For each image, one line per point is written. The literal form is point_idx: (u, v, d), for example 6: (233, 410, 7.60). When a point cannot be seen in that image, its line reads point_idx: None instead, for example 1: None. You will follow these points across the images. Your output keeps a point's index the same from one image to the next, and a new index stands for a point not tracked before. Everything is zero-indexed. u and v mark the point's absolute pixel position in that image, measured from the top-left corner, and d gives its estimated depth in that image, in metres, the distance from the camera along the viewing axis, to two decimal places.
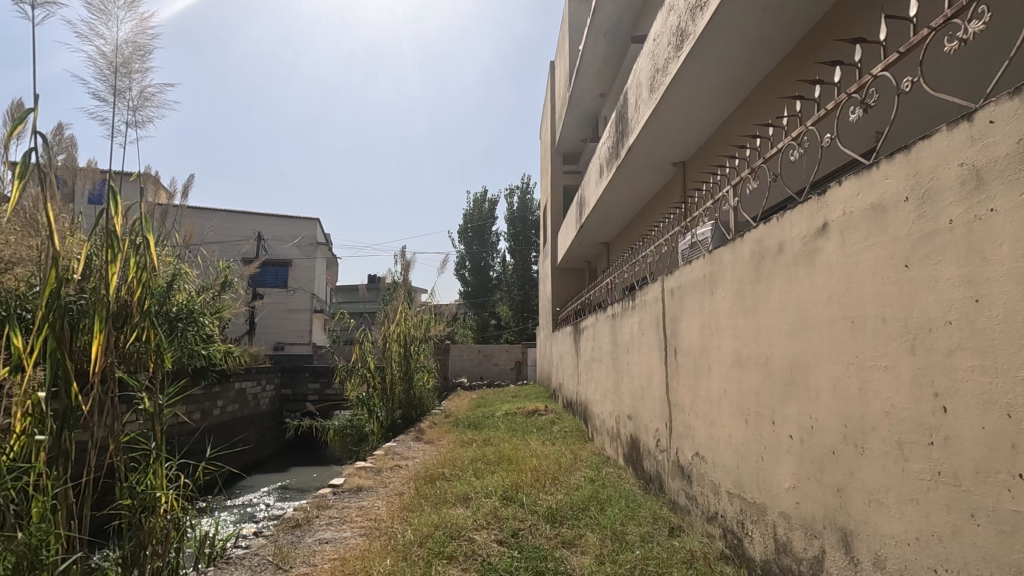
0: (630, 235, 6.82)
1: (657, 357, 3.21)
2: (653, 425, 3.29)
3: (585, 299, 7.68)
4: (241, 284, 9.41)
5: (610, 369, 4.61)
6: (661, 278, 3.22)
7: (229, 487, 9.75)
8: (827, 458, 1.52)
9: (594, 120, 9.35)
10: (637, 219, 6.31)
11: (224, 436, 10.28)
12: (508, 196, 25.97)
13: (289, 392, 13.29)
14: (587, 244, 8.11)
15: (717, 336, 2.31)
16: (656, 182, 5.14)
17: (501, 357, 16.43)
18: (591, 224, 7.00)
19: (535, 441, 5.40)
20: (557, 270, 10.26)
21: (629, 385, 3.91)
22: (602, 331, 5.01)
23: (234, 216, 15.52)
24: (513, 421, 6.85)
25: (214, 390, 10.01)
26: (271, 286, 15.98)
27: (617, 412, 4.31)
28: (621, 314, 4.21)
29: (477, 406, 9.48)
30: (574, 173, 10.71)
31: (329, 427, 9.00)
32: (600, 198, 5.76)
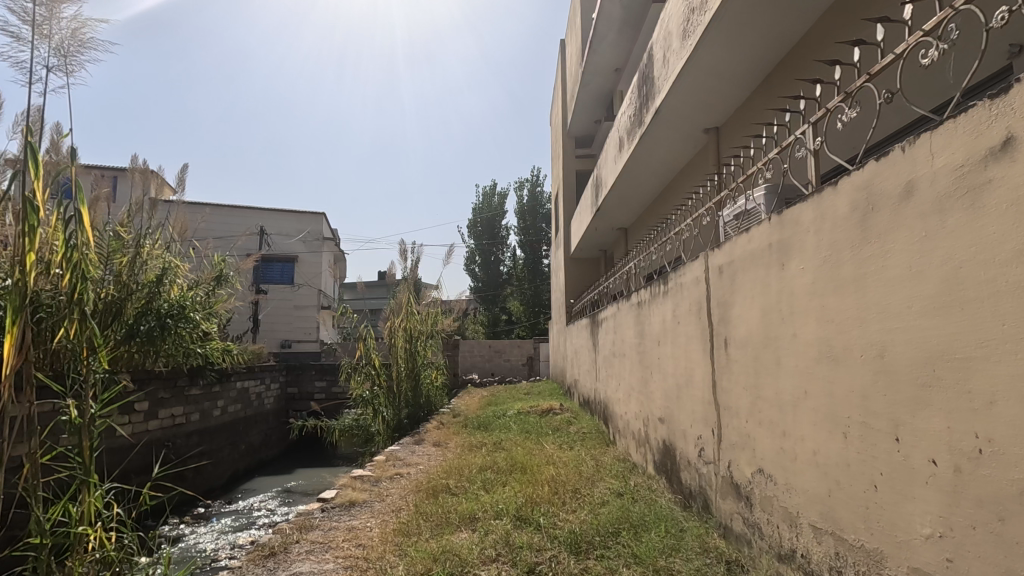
0: (653, 217, 6.32)
1: (699, 350, 2.68)
2: (694, 431, 2.76)
3: (602, 289, 7.16)
4: (239, 278, 8.86)
5: (635, 365, 4.08)
6: (702, 255, 2.68)
7: (228, 492, 9.36)
8: (1012, 501, 0.99)
9: (609, 99, 8.79)
10: (661, 199, 5.83)
11: (225, 438, 9.88)
12: (518, 189, 25.45)
13: (295, 391, 12.89)
14: (603, 231, 7.58)
15: (791, 321, 1.77)
16: (684, 155, 4.64)
17: (512, 353, 15.92)
18: (607, 207, 6.49)
19: (551, 444, 4.89)
20: (571, 260, 9.74)
21: (660, 382, 3.38)
22: (624, 321, 4.47)
23: (237, 211, 15.13)
24: (527, 422, 6.34)
25: (214, 390, 9.63)
26: (276, 282, 15.64)
27: (646, 414, 3.78)
28: (649, 301, 3.67)
29: (488, 405, 8.99)
30: (587, 158, 10.14)
31: (334, 428, 8.49)
32: (620, 176, 5.25)
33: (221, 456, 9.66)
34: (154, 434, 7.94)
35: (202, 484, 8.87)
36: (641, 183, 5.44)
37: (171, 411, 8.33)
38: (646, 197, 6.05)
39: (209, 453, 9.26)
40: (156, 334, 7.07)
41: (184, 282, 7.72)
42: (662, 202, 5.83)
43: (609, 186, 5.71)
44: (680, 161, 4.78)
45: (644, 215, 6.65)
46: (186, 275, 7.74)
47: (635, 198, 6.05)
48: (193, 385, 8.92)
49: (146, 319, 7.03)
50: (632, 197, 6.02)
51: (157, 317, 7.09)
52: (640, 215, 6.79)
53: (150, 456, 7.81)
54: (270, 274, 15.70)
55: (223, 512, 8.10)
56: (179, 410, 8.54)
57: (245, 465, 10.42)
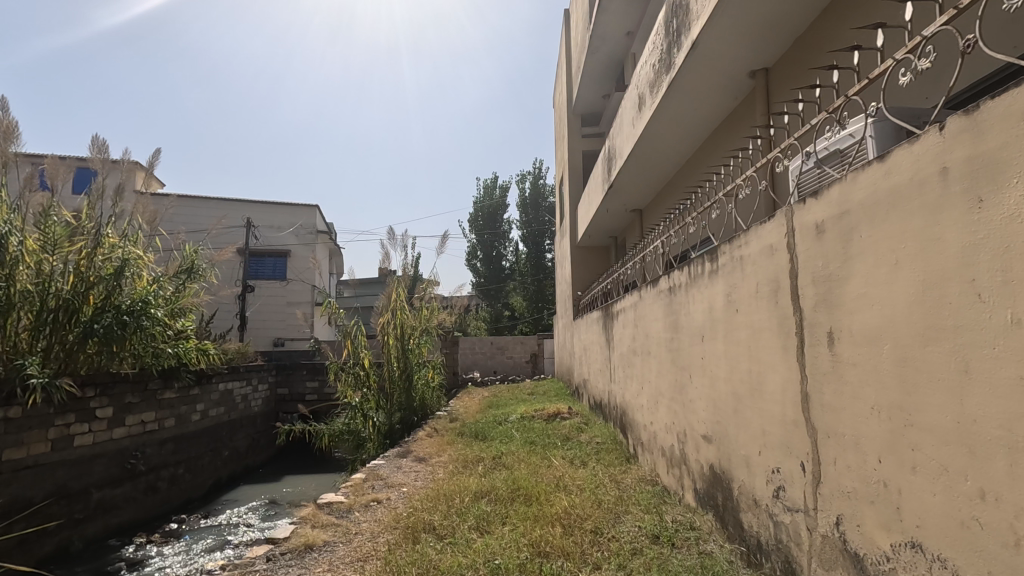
0: (677, 192, 5.55)
1: (773, 349, 1.90)
2: (766, 461, 1.98)
3: (615, 278, 6.37)
4: (215, 271, 7.87)
5: (665, 365, 3.31)
6: (778, 214, 1.89)
7: (208, 503, 8.64)
8: None
9: (619, 69, 7.98)
10: (689, 168, 5.07)
11: (206, 445, 9.16)
12: (521, 181, 24.67)
13: (285, 392, 12.20)
14: (616, 213, 6.80)
15: (1005, 300, 1.00)
16: (724, 107, 3.87)
17: (515, 350, 15.15)
18: (622, 182, 5.68)
19: (560, 460, 4.13)
20: (577, 249, 8.94)
21: (704, 390, 2.61)
22: (649, 311, 3.70)
23: (223, 204, 14.40)
24: (532, 429, 5.59)
25: (193, 393, 8.90)
26: (267, 278, 14.91)
27: (681, 428, 3.02)
28: (685, 286, 2.89)
29: (487, 407, 8.23)
30: (594, 138, 9.31)
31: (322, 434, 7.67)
32: (640, 140, 4.47)
33: (202, 465, 8.93)
34: (121, 443, 7.19)
35: (178, 496, 8.15)
36: (667, 147, 4.66)
37: (142, 417, 7.60)
38: (670, 167, 5.27)
39: (186, 462, 8.50)
40: (116, 332, 6.24)
41: (149, 275, 6.96)
42: (690, 172, 5.05)
43: (626, 155, 4.93)
44: (717, 116, 4.00)
45: (666, 190, 5.87)
46: (151, 267, 6.98)
47: (657, 168, 5.26)
48: (167, 388, 8.18)
49: (104, 316, 6.25)
50: (653, 167, 5.24)
51: (118, 312, 6.36)
52: (661, 190, 6.03)
53: (117, 468, 7.08)
54: (261, 269, 14.94)
55: (197, 528, 7.37)
56: (151, 416, 7.80)
57: (229, 473, 9.70)
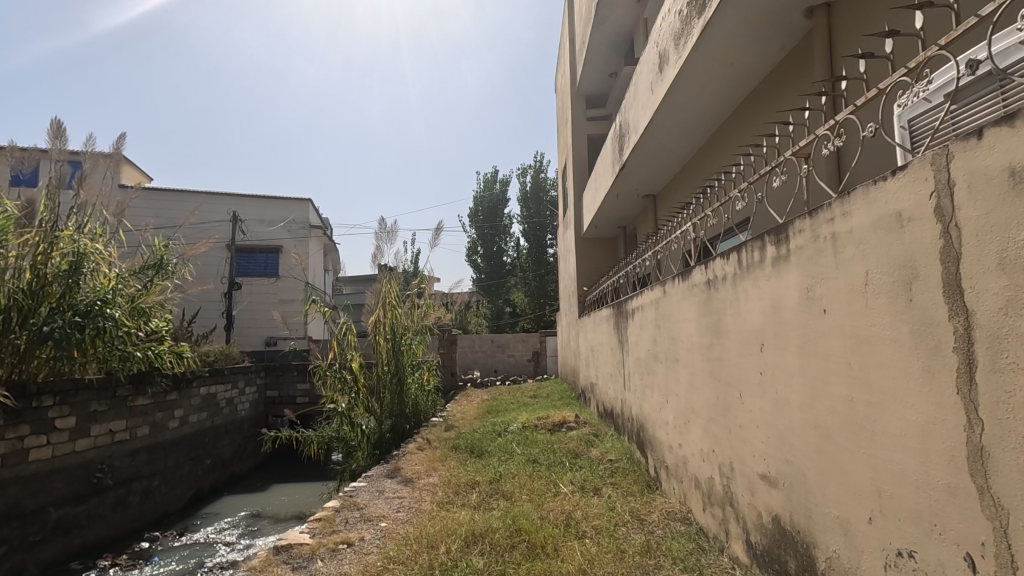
0: (699, 172, 4.90)
1: (902, 370, 1.26)
2: (881, 535, 1.35)
3: (626, 272, 5.72)
4: (189, 267, 7.21)
5: (701, 378, 2.67)
6: (904, 166, 1.25)
7: (186, 517, 8.05)
8: None
9: (628, 43, 7.31)
10: (715, 142, 4.43)
11: (185, 454, 8.57)
12: (522, 175, 23.99)
13: (275, 395, 11.68)
14: (626, 199, 6.14)
15: None
16: (766, 60, 3.24)
17: (516, 348, 14.52)
18: (635, 162, 5.02)
19: (569, 488, 3.51)
20: (583, 241, 8.29)
21: (763, 417, 1.97)
22: (675, 309, 3.06)
23: (212, 198, 13.81)
24: (535, 442, 4.97)
25: (170, 399, 8.30)
26: (258, 275, 14.28)
27: (724, 458, 2.39)
28: (731, 278, 2.25)
29: (486, 413, 7.61)
30: (600, 121, 8.61)
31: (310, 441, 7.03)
32: (661, 106, 3.83)
33: (181, 475, 8.34)
34: (86, 456, 6.59)
35: (152, 511, 7.55)
36: (692, 115, 4.03)
37: (110, 426, 7.00)
38: (692, 143, 4.64)
39: (159, 473, 7.87)
40: (73, 336, 5.60)
41: (113, 271, 6.31)
42: (717, 146, 4.41)
43: (642, 127, 4.28)
44: (757, 70, 3.37)
45: (684, 172, 5.22)
46: (116, 263, 6.35)
47: (677, 144, 4.62)
48: (139, 395, 7.57)
49: (57, 317, 5.63)
50: (673, 142, 4.59)
51: (72, 312, 5.73)
52: (679, 173, 5.37)
53: (80, 483, 6.46)
54: (252, 266, 14.27)
55: (170, 547, 6.74)
56: (121, 425, 7.20)
57: (212, 483, 9.11)
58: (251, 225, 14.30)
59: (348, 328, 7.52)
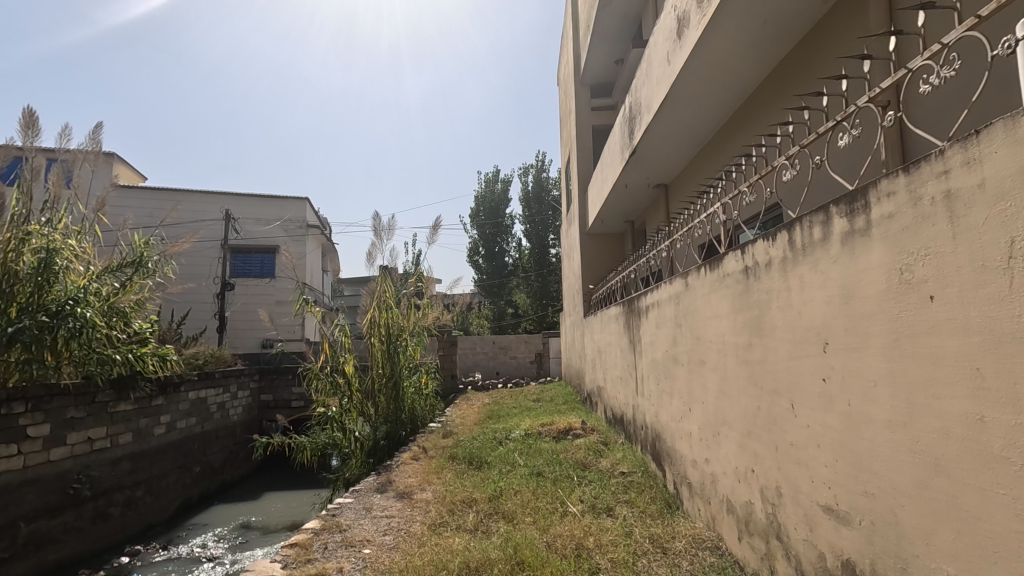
0: (719, 156, 4.51)
1: None
2: None
3: (636, 267, 5.30)
4: (171, 265, 6.81)
5: (735, 384, 2.27)
6: None
7: (172, 528, 7.65)
8: None
9: (636, 25, 6.90)
10: (740, 120, 4.05)
11: (172, 461, 8.18)
12: (524, 174, 23.57)
13: (269, 399, 11.33)
14: (635, 190, 5.74)
15: None
16: (806, 15, 2.87)
17: (519, 350, 14.11)
18: (648, 145, 4.61)
19: (578, 508, 3.12)
20: (588, 237, 7.89)
21: (828, 435, 1.57)
22: (702, 304, 2.66)
23: (203, 197, 13.42)
24: (538, 451, 4.57)
25: (156, 404, 7.92)
26: (254, 275, 13.90)
27: (768, 482, 1.99)
28: (780, 264, 1.85)
29: (486, 418, 7.21)
30: (605, 110, 8.19)
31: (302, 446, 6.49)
32: (682, 76, 3.44)
33: (167, 484, 7.95)
34: (62, 465, 6.20)
35: (135, 522, 7.16)
36: (715, 88, 3.66)
37: (89, 434, 6.62)
38: (712, 122, 4.25)
39: (143, 482, 7.46)
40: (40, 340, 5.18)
41: (88, 269, 5.93)
42: (742, 124, 4.03)
43: (659, 104, 3.86)
44: (794, 28, 2.99)
45: (701, 158, 4.84)
46: (94, 264, 6.02)
47: (695, 123, 4.23)
48: (121, 401, 7.19)
49: (25, 318, 5.25)
50: (692, 121, 4.18)
51: (39, 313, 5.34)
52: (694, 160, 4.99)
53: (56, 495, 6.07)
54: (248, 266, 13.92)
55: (152, 562, 6.35)
56: (101, 432, 6.81)
57: (201, 491, 8.72)
58: (245, 224, 13.90)
59: (343, 331, 7.18)
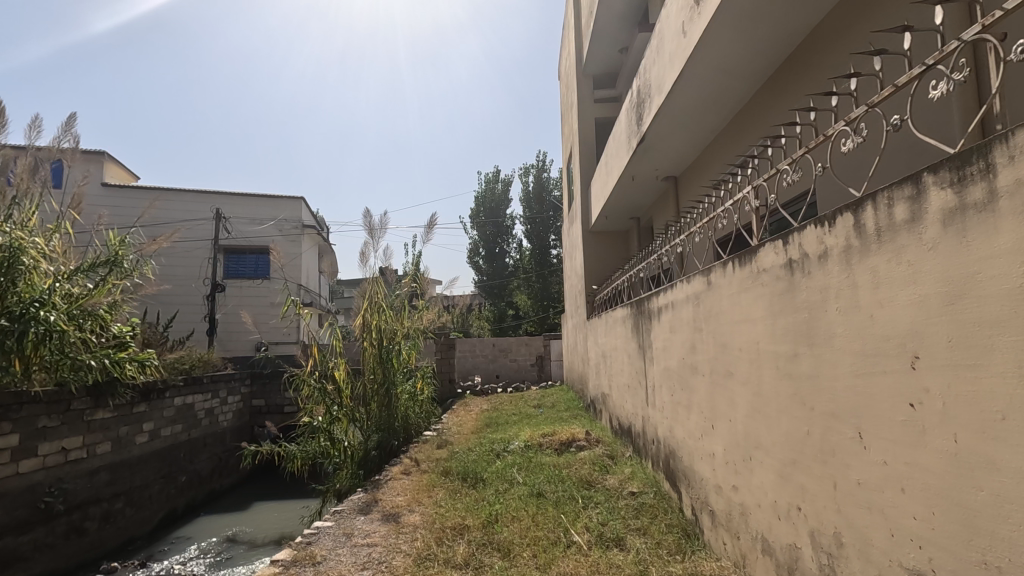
0: (738, 141, 4.14)
1: None
2: None
3: (643, 265, 4.91)
4: (150, 264, 6.45)
5: (773, 402, 1.90)
6: None
7: (154, 542, 7.27)
8: None
9: (640, 10, 6.53)
10: (764, 98, 3.69)
11: (155, 471, 7.81)
12: (524, 174, 23.19)
13: (261, 404, 10.97)
14: (642, 183, 5.37)
15: None
16: None
17: (520, 352, 13.73)
18: (661, 130, 4.23)
19: (583, 538, 2.75)
20: (591, 235, 7.51)
21: (919, 479, 1.20)
22: (727, 307, 2.28)
23: (193, 195, 13.03)
24: (539, 466, 4.20)
25: (138, 411, 7.54)
26: (248, 276, 13.55)
27: (819, 526, 1.62)
28: (838, 255, 1.48)
29: (484, 426, 6.83)
30: (608, 102, 7.80)
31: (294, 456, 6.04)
32: (704, 44, 3.06)
33: (150, 495, 7.57)
34: (33, 478, 5.82)
35: (114, 537, 6.78)
36: (741, 58, 3.29)
37: (63, 444, 6.24)
38: (732, 102, 3.88)
39: (121, 493, 7.07)
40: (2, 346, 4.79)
41: (58, 270, 5.55)
42: (767, 103, 3.67)
43: (676, 79, 3.47)
44: None
45: (716, 146, 4.47)
46: (65, 265, 5.65)
47: (713, 104, 3.86)
48: (100, 408, 6.82)
49: None
50: (711, 100, 3.81)
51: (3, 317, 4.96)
52: (708, 148, 4.62)
53: (26, 509, 5.70)
54: (242, 267, 13.58)
55: None
56: (77, 442, 6.43)
57: (187, 502, 8.35)
58: (237, 224, 13.52)
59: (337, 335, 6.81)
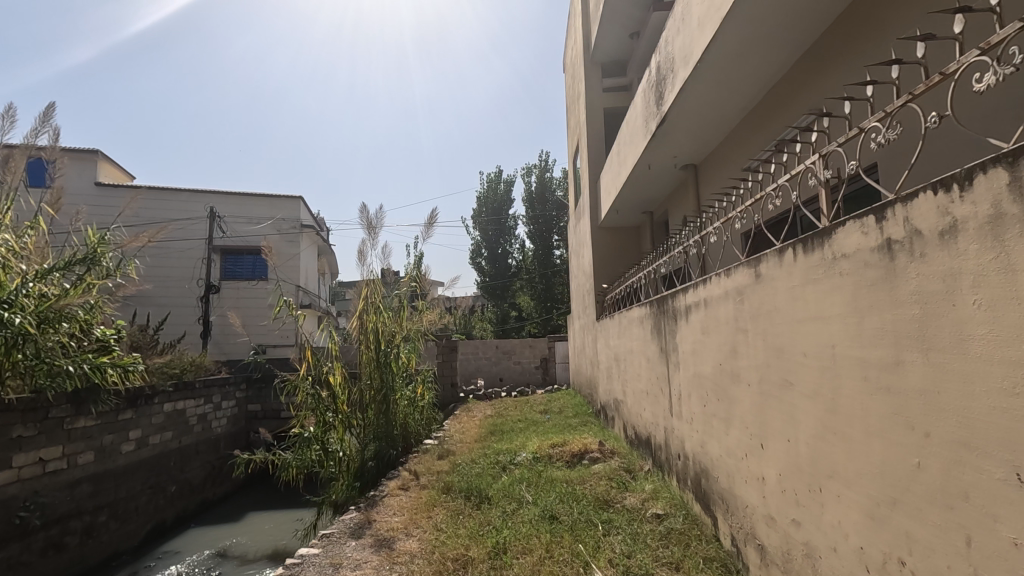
0: (773, 120, 3.74)
1: None
2: None
3: (661, 260, 4.49)
4: (132, 262, 6.10)
5: (856, 424, 1.50)
6: None
7: (141, 557, 6.88)
8: None
9: None
10: (807, 67, 3.29)
11: (143, 481, 7.43)
12: (527, 174, 22.83)
13: (257, 409, 10.60)
14: (659, 171, 4.96)
15: None
16: None
17: (524, 355, 13.32)
18: (686, 107, 3.81)
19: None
20: (601, 231, 7.11)
21: None
22: (785, 305, 1.88)
23: (187, 194, 12.66)
24: (549, 483, 3.80)
25: (124, 419, 7.17)
26: (244, 277, 13.18)
27: None
28: (978, 227, 1.08)
29: (488, 434, 6.44)
30: (618, 91, 7.40)
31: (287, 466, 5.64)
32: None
33: (136, 507, 7.20)
34: (8, 491, 5.44)
35: (97, 552, 6.39)
36: (785, 17, 2.90)
37: (40, 454, 5.87)
38: (768, 73, 3.49)
39: (104, 505, 6.68)
40: None
41: (32, 268, 5.18)
42: (811, 74, 3.26)
43: (709, 44, 3.07)
44: None
45: (746, 126, 4.07)
46: (39, 261, 5.28)
47: (747, 75, 3.46)
48: (82, 416, 6.46)
49: None
50: (745, 72, 3.40)
51: None
52: (736, 130, 4.22)
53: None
54: (239, 268, 13.21)
55: None
56: (56, 452, 6.06)
57: (177, 513, 7.97)
58: (233, 224, 13.16)
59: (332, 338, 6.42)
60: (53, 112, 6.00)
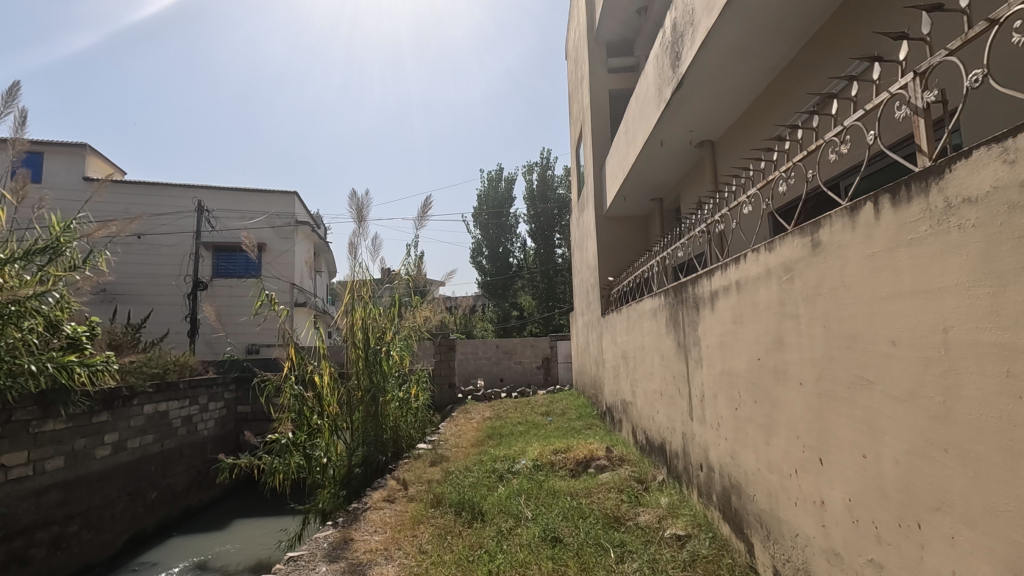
0: (803, 83, 3.28)
1: None
2: None
3: (673, 246, 4.04)
4: (101, 253, 5.67)
5: (989, 440, 1.06)
6: None
7: (115, 569, 6.45)
8: None
9: None
10: (846, 15, 2.83)
11: (120, 487, 7.00)
12: (528, 172, 22.38)
13: (247, 411, 10.19)
14: (672, 149, 4.52)
15: None
16: None
17: (525, 355, 12.87)
18: (701, 72, 3.38)
19: None
20: (607, 220, 6.66)
21: None
22: (862, 279, 1.43)
23: (176, 189, 12.23)
24: (551, 496, 3.35)
25: (99, 421, 6.74)
26: (237, 274, 12.77)
27: None
28: None
29: (485, 438, 5.99)
30: (624, 73, 6.96)
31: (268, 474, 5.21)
32: None
33: (112, 516, 6.76)
34: None
35: (66, 565, 5.96)
36: None
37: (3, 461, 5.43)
38: (799, 26, 3.04)
39: (76, 514, 6.25)
40: None
41: None
42: (850, 25, 2.81)
43: None
44: None
45: (774, 91, 3.60)
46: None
47: (775, 28, 3.01)
48: (51, 419, 6.03)
49: None
50: (772, 25, 2.95)
51: None
52: (762, 96, 3.75)
53: None
54: (232, 266, 12.82)
55: None
56: (21, 458, 5.63)
57: (158, 520, 7.54)
58: (225, 220, 12.74)
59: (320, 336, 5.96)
60: (17, 92, 5.57)
